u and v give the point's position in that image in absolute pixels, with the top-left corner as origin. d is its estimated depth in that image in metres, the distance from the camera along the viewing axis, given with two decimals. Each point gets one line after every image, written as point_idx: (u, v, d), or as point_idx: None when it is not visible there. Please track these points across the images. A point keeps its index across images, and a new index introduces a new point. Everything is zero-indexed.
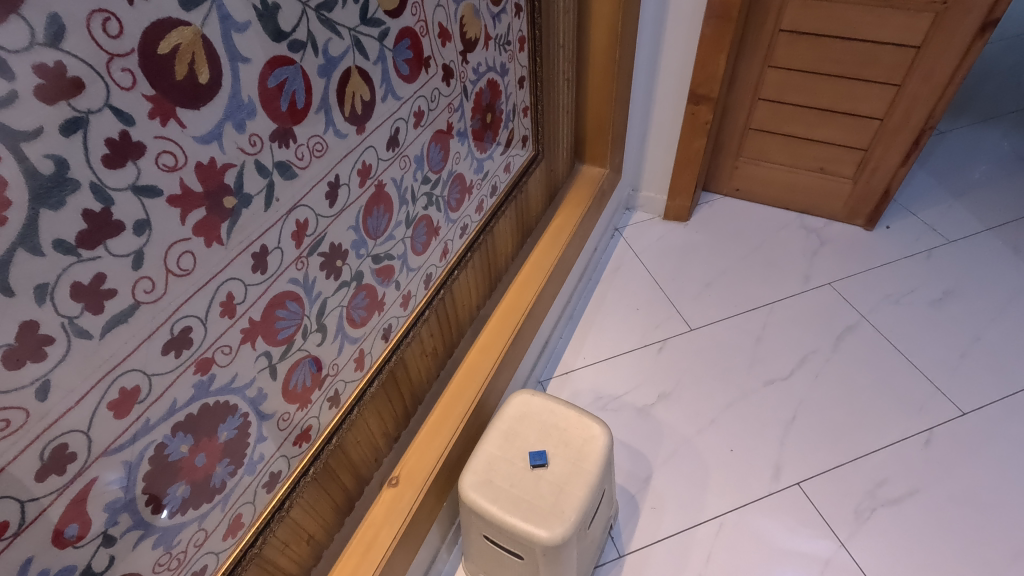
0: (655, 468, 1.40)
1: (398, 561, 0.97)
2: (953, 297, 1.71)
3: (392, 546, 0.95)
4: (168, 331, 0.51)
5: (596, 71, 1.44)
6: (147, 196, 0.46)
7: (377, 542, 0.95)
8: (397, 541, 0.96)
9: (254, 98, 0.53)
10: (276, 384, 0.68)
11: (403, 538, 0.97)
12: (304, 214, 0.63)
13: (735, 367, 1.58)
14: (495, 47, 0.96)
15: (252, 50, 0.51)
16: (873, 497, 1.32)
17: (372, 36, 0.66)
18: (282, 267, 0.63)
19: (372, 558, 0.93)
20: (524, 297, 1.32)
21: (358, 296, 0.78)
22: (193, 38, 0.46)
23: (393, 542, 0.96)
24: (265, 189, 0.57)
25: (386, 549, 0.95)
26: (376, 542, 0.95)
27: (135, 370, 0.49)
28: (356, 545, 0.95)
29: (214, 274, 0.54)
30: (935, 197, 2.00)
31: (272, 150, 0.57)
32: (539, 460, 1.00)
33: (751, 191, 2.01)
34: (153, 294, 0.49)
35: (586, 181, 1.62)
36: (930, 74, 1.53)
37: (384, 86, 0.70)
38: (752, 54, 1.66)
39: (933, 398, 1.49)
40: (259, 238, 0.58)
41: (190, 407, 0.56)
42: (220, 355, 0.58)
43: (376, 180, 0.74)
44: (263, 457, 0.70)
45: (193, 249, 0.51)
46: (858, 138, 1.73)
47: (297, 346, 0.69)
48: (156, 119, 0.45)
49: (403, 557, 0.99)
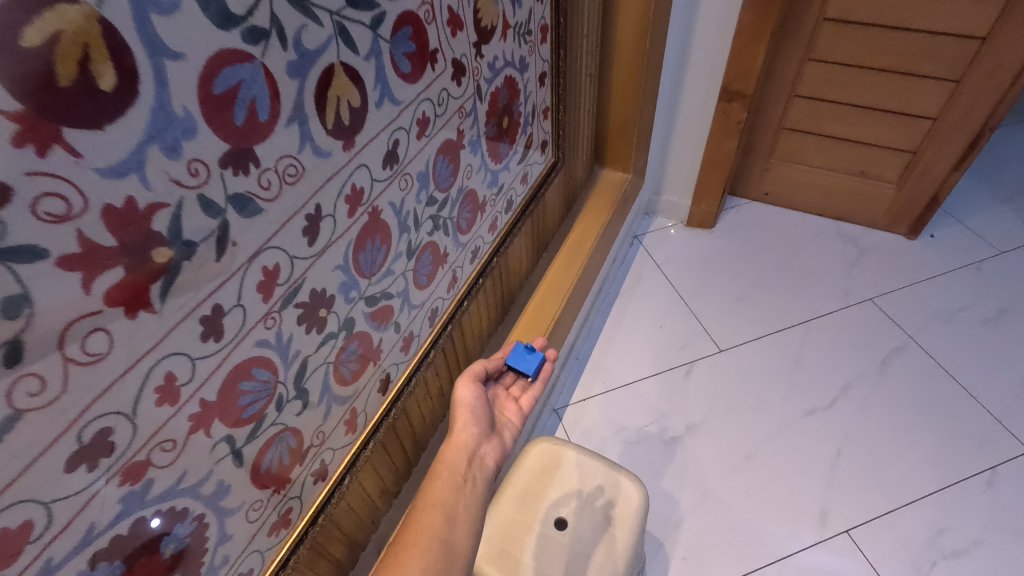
0: (685, 511, 1.25)
1: (463, 554, 0.60)
2: (1009, 315, 1.55)
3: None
4: (75, 440, 0.37)
5: (621, 68, 1.27)
6: (24, 259, 0.31)
7: (421, 534, 0.60)
8: (454, 508, 0.63)
9: (193, 111, 0.37)
10: (243, 471, 0.54)
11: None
12: (273, 258, 0.48)
13: (769, 394, 1.43)
14: (514, 38, 0.79)
15: (187, 43, 0.36)
16: (933, 548, 1.18)
17: (363, 23, 0.50)
18: (245, 330, 0.48)
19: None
20: (541, 320, 1.17)
21: (348, 348, 0.64)
22: (87, 24, 0.30)
23: (424, 505, 0.64)
24: (215, 231, 0.42)
25: (432, 501, 0.64)
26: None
27: (26, 502, 0.35)
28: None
29: (145, 354, 0.40)
30: (983, 203, 1.83)
31: (224, 180, 0.41)
32: (527, 372, 0.83)
33: (781, 196, 1.84)
34: (44, 396, 0.34)
35: (606, 188, 1.46)
36: (996, 69, 1.35)
37: (380, 88, 0.55)
38: (793, 44, 1.49)
39: (995, 433, 1.33)
40: (210, 296, 0.43)
41: (117, 528, 0.42)
42: (159, 455, 0.44)
43: (370, 207, 0.59)
44: (229, 558, 0.56)
45: (110, 325, 0.37)
46: (906, 139, 1.56)
47: (269, 421, 0.55)
48: (29, 146, 0.30)
49: (467, 552, 0.60)
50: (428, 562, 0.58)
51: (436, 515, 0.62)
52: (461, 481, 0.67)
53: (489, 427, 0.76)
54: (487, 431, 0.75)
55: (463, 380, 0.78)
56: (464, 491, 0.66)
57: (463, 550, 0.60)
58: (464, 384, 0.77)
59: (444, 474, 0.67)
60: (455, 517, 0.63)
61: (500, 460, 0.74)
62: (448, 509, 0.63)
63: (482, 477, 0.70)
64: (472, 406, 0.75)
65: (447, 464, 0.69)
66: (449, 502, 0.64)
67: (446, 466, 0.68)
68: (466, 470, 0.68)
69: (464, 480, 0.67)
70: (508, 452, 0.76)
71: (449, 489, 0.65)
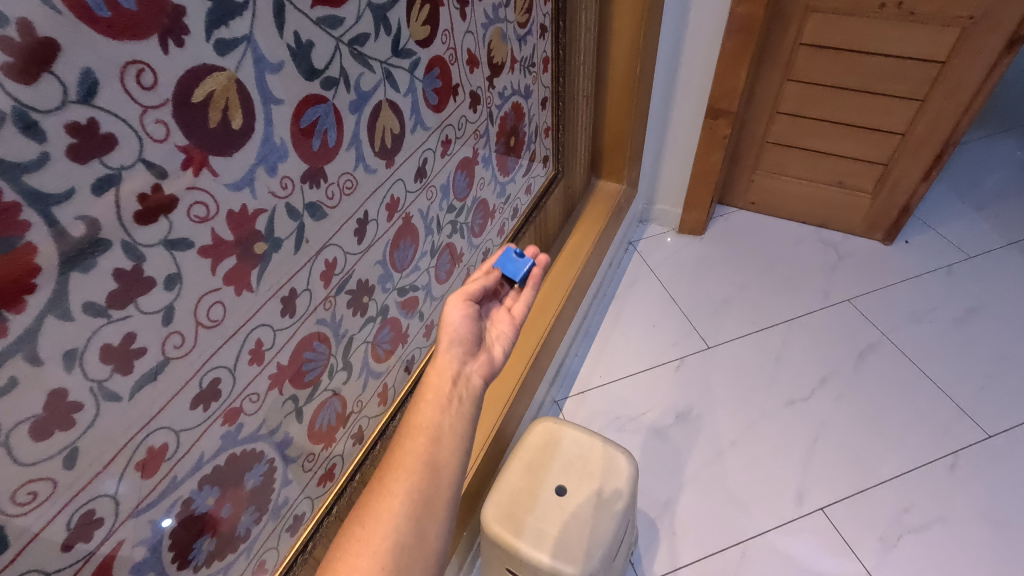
0: (674, 492, 1.37)
1: (452, 478, 0.54)
2: (976, 314, 1.67)
3: (410, 519, 0.51)
4: (196, 384, 0.49)
5: (615, 90, 1.40)
6: (178, 249, 0.43)
7: (407, 457, 0.54)
8: (439, 431, 0.56)
9: (286, 140, 0.50)
10: (302, 427, 0.66)
11: (417, 504, 0.52)
12: (333, 253, 0.61)
13: (753, 386, 1.55)
14: (520, 70, 0.93)
15: (285, 91, 0.49)
16: (899, 524, 1.30)
17: (403, 67, 0.63)
18: (311, 309, 0.61)
19: (373, 544, 0.50)
20: (543, 316, 1.30)
21: (383, 330, 0.76)
22: (228, 83, 0.43)
23: (409, 428, 0.56)
24: (295, 231, 0.55)
25: (416, 426, 0.56)
26: (379, 522, 0.51)
27: (164, 428, 0.48)
28: (364, 575, 0.49)
29: (244, 322, 0.52)
30: (954, 211, 1.96)
31: (303, 191, 0.54)
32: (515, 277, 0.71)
33: (767, 205, 1.97)
34: (182, 349, 0.47)
35: (602, 197, 1.59)
36: (955, 90, 1.49)
37: (413, 117, 0.68)
38: (773, 66, 1.63)
39: (958, 421, 1.45)
40: (288, 281, 0.56)
41: (217, 458, 0.55)
42: (247, 404, 0.56)
43: (403, 213, 0.72)
44: (288, 501, 0.68)
45: (223, 299, 0.49)
46: (879, 152, 1.70)
47: (323, 386, 0.67)
48: (189, 169, 0.42)
49: (453, 476, 0.54)
50: (415, 487, 0.53)
51: (420, 439, 0.55)
52: (449, 404, 0.58)
53: (478, 341, 0.65)
54: (476, 344, 0.64)
55: (454, 298, 0.66)
56: (452, 410, 0.58)
57: (449, 473, 0.54)
58: (454, 303, 0.64)
59: (427, 393, 0.58)
60: (442, 442, 0.55)
61: (490, 375, 0.64)
62: (434, 434, 0.56)
63: (471, 395, 0.60)
64: (459, 324, 0.64)
65: (432, 383, 0.59)
66: (433, 425, 0.56)
67: (430, 387, 0.58)
68: (452, 388, 0.59)
69: (451, 399, 0.58)
70: (500, 366, 0.66)
71: (433, 412, 0.57)
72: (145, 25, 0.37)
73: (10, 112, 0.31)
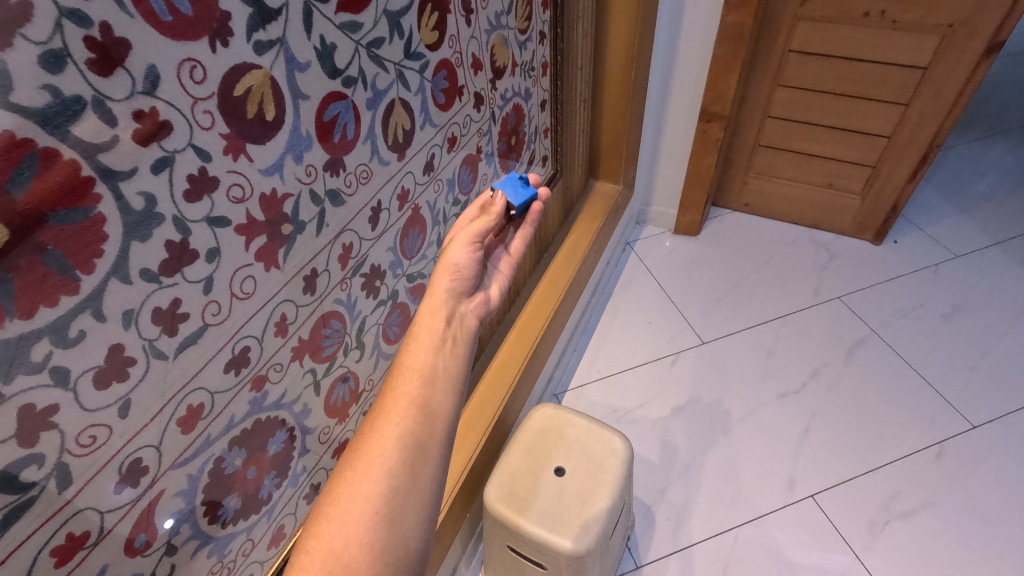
0: (670, 480, 1.42)
1: (446, 420, 0.51)
2: (962, 311, 1.72)
3: (403, 463, 0.48)
4: (229, 351, 0.55)
5: (611, 94, 1.47)
6: (219, 226, 0.49)
7: (397, 400, 0.51)
8: (433, 371, 0.53)
9: (311, 132, 0.56)
10: (319, 399, 0.71)
11: (409, 447, 0.49)
12: (349, 238, 0.67)
13: (746, 380, 1.60)
14: (521, 73, 0.99)
15: (311, 88, 0.54)
16: (886, 510, 1.34)
17: (414, 69, 0.69)
18: (329, 289, 0.66)
19: (363, 491, 0.47)
20: (543, 310, 1.36)
21: (392, 314, 0.82)
22: (263, 80, 0.49)
23: (401, 370, 0.53)
24: (317, 216, 0.60)
25: (407, 368, 0.53)
26: (371, 466, 0.48)
27: (201, 388, 0.53)
28: (355, 519, 0.46)
29: (272, 296, 0.58)
30: (942, 212, 2.02)
31: (325, 179, 0.60)
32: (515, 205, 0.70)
33: (760, 207, 2.03)
34: (219, 317, 0.52)
35: (600, 198, 1.65)
36: (937, 94, 1.55)
37: (423, 115, 0.74)
38: (763, 72, 1.69)
39: (944, 412, 1.51)
40: (310, 261, 0.62)
41: (245, 422, 0.60)
42: (272, 373, 0.62)
43: (413, 204, 0.78)
44: (305, 469, 0.74)
45: (254, 274, 0.55)
46: (866, 154, 1.76)
47: (339, 363, 0.73)
48: (229, 154, 0.48)
49: (448, 418, 0.51)
50: (408, 430, 0.50)
51: (413, 381, 0.52)
52: (444, 347, 0.55)
53: (476, 284, 0.63)
54: (472, 287, 0.63)
55: (461, 236, 0.63)
56: (447, 351, 0.55)
57: (444, 415, 0.51)
58: (459, 243, 0.62)
59: (421, 334, 0.56)
60: (436, 383, 0.52)
61: (485, 317, 0.63)
62: (427, 374, 0.53)
63: (465, 336, 0.58)
64: (461, 262, 0.62)
65: (424, 325, 0.57)
66: (427, 365, 0.53)
67: (423, 327, 0.56)
68: (445, 329, 0.57)
69: (445, 339, 0.56)
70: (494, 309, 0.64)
71: (426, 352, 0.54)
72: (198, 27, 0.42)
73: (90, 100, 0.37)
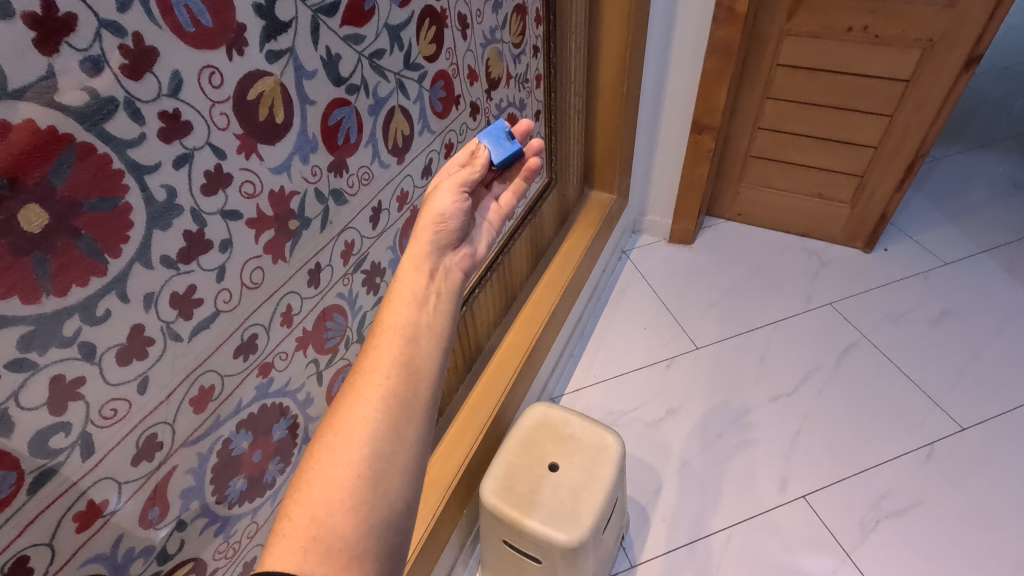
0: (664, 480, 1.45)
1: (429, 380, 0.53)
2: (951, 316, 1.76)
3: (387, 421, 0.50)
4: (238, 337, 0.59)
5: (605, 106, 1.52)
6: (231, 219, 0.53)
7: (379, 360, 0.53)
8: (416, 328, 0.55)
9: (317, 135, 0.61)
10: (321, 389, 0.75)
11: (394, 403, 0.51)
12: (351, 236, 0.71)
13: (739, 384, 1.64)
14: (515, 84, 1.04)
15: (317, 94, 0.59)
16: (877, 509, 1.37)
17: (413, 78, 0.74)
18: (332, 283, 0.71)
19: (348, 453, 0.48)
20: (538, 313, 1.40)
21: None
22: (274, 86, 0.54)
23: (382, 328, 0.55)
24: (321, 213, 0.65)
25: (388, 327, 0.55)
26: (354, 426, 0.49)
27: (212, 371, 0.57)
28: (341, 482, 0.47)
29: (278, 287, 0.62)
30: (931, 221, 2.06)
31: (329, 179, 0.64)
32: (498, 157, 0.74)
33: (752, 216, 2.08)
34: (230, 304, 0.56)
35: (595, 206, 1.70)
36: (921, 105, 1.61)
37: (421, 122, 0.78)
38: (753, 85, 1.75)
39: (932, 414, 1.54)
40: (314, 256, 0.66)
41: (252, 406, 0.64)
42: (278, 360, 0.66)
43: (412, 206, 0.82)
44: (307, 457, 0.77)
45: (263, 265, 0.59)
46: (854, 164, 1.81)
47: (340, 355, 0.77)
48: (242, 153, 0.53)
49: (431, 378, 0.54)
50: (391, 388, 0.51)
51: (395, 340, 0.54)
52: (426, 308, 0.57)
53: (459, 237, 0.67)
54: (457, 239, 0.66)
55: (447, 185, 0.67)
56: (427, 308, 0.58)
57: (428, 374, 0.54)
58: (445, 192, 0.66)
59: (402, 293, 0.58)
60: (419, 341, 0.55)
61: (470, 269, 0.66)
62: (410, 332, 0.55)
63: (448, 290, 0.61)
64: (449, 211, 0.65)
65: (407, 281, 0.59)
66: (409, 324, 0.55)
67: (405, 286, 0.58)
68: (427, 289, 0.59)
69: (427, 296, 0.59)
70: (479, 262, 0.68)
71: (408, 310, 0.56)
72: (217, 38, 0.47)
73: (122, 100, 0.41)
